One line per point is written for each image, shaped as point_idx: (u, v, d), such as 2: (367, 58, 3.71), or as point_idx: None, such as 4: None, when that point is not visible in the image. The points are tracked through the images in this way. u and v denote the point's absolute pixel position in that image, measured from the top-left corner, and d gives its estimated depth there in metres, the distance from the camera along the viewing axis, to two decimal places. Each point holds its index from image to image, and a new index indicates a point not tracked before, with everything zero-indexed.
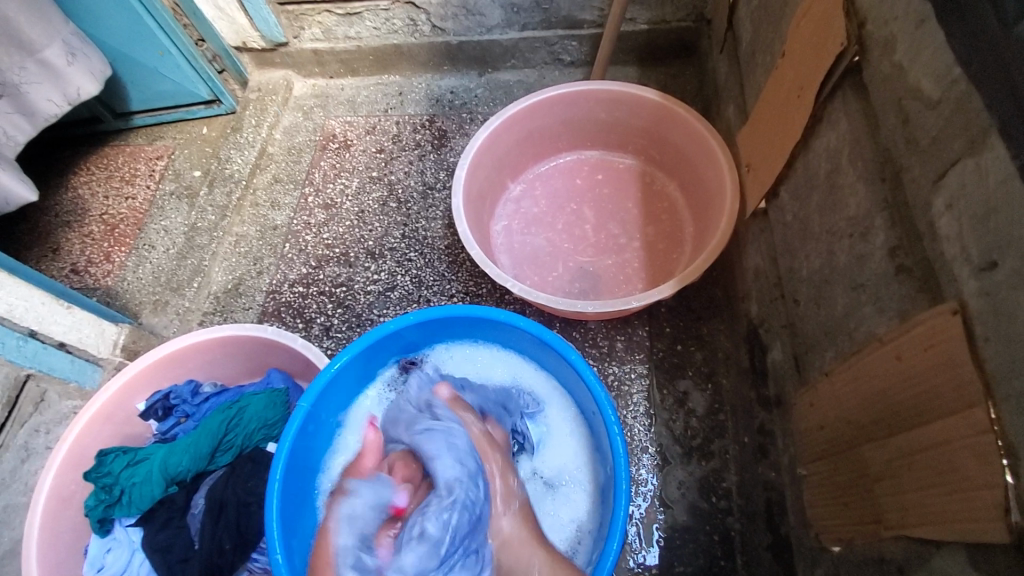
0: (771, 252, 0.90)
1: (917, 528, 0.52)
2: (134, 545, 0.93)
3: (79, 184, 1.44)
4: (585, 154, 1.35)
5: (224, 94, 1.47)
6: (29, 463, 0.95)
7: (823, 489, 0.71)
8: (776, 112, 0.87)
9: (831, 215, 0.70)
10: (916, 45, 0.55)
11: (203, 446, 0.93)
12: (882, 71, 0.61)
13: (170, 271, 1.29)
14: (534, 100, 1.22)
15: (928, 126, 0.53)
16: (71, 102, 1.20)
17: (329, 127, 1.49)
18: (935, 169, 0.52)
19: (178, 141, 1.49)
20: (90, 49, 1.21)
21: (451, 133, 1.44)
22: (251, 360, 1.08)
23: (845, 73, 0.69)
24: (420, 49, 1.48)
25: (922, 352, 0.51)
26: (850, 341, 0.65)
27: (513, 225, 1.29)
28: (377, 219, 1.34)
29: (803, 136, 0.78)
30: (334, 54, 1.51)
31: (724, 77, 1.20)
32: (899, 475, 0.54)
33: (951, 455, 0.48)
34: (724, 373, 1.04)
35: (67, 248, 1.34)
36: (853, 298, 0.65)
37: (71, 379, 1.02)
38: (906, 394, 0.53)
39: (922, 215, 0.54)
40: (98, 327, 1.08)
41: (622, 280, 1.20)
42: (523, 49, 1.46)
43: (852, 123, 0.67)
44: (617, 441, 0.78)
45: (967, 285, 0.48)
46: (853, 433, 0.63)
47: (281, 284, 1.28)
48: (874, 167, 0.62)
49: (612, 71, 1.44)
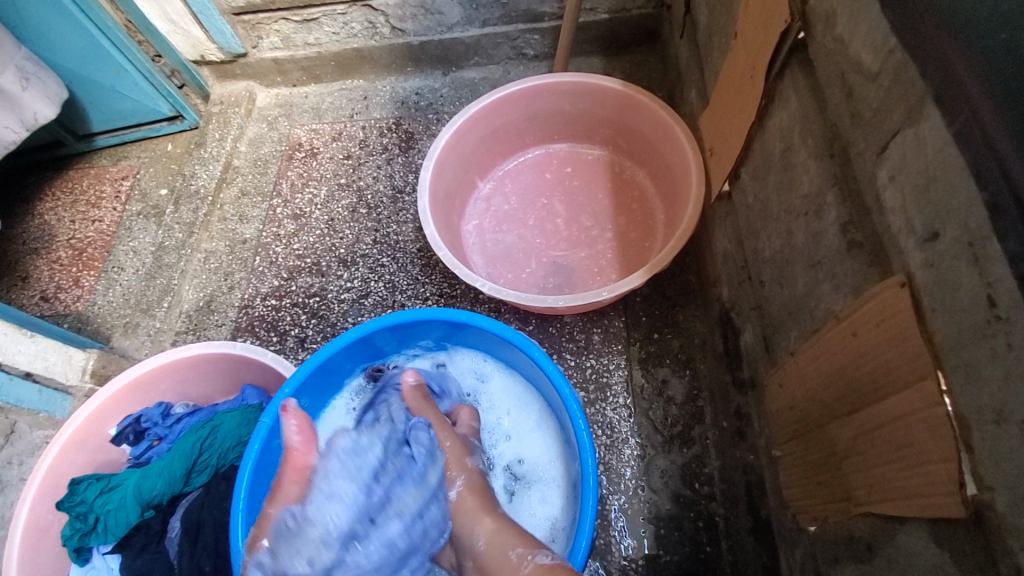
0: (737, 235, 0.90)
1: (883, 506, 0.51)
2: (114, 571, 0.91)
3: (44, 210, 1.42)
4: (553, 148, 1.34)
5: (186, 109, 1.45)
6: (3, 496, 0.93)
7: (797, 469, 0.70)
8: (732, 94, 0.87)
9: (787, 194, 0.70)
10: (854, 18, 0.55)
11: (178, 469, 0.92)
12: (825, 46, 0.60)
13: (140, 292, 1.27)
14: (497, 96, 1.20)
15: (870, 98, 0.53)
16: (29, 128, 1.17)
17: (295, 136, 1.48)
18: (878, 142, 0.52)
19: (143, 159, 1.47)
20: (44, 73, 1.18)
21: (418, 134, 1.43)
22: (224, 377, 1.06)
23: (792, 50, 0.68)
24: (381, 52, 1.46)
25: (876, 327, 0.51)
26: (811, 320, 0.65)
27: (484, 224, 1.28)
28: (348, 226, 1.33)
29: (757, 116, 0.77)
30: (295, 62, 1.49)
31: (685, 62, 1.20)
32: (864, 451, 0.54)
33: (908, 430, 0.47)
34: (700, 359, 1.04)
35: (35, 275, 1.32)
36: (812, 277, 0.64)
37: (40, 410, 1.00)
38: (865, 371, 0.53)
39: (869, 189, 0.53)
40: (66, 354, 1.06)
41: (595, 272, 1.19)
42: (485, 45, 1.45)
43: (801, 99, 0.66)
44: (584, 436, 0.78)
45: (913, 257, 0.47)
46: (820, 412, 0.63)
47: (253, 298, 1.27)
48: (823, 143, 0.61)
49: (576, 62, 1.43)
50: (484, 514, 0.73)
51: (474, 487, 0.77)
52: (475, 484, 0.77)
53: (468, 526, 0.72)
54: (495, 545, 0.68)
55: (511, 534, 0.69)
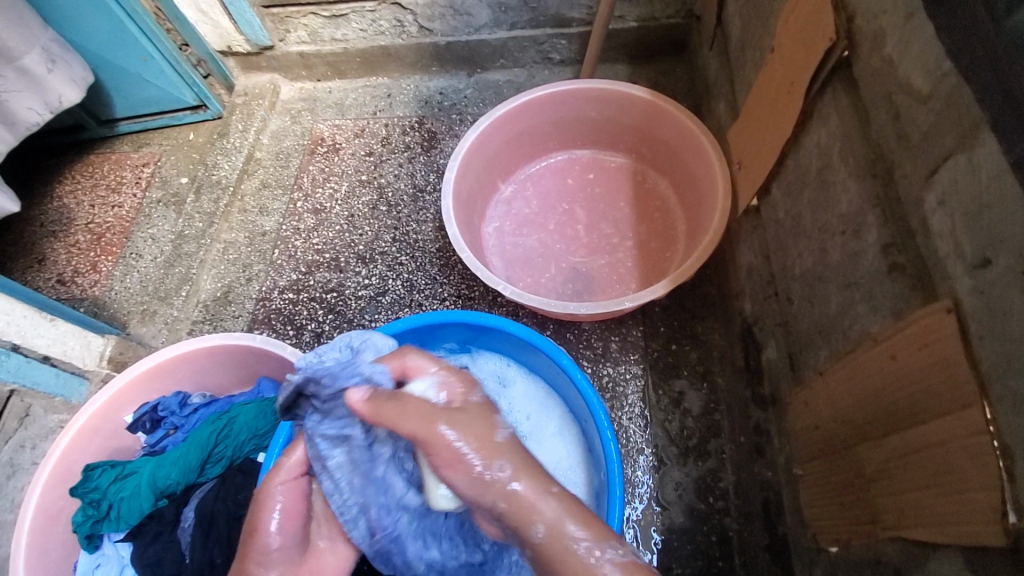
0: (764, 250, 0.89)
1: (914, 531, 0.51)
2: (124, 561, 0.91)
3: (64, 193, 1.42)
4: (576, 154, 1.34)
5: (211, 99, 1.46)
6: (14, 481, 0.93)
7: (820, 489, 0.69)
8: (766, 108, 0.87)
9: (823, 212, 0.70)
10: (905, 39, 0.55)
11: (192, 459, 0.92)
12: (871, 66, 0.60)
13: (158, 280, 1.27)
14: (524, 99, 1.20)
15: (919, 121, 0.53)
16: (53, 111, 1.17)
17: (317, 131, 1.48)
18: (927, 165, 0.52)
19: (164, 147, 1.47)
20: (71, 56, 1.19)
21: (440, 134, 1.43)
22: (240, 369, 1.06)
23: (835, 68, 0.68)
24: (407, 50, 1.46)
25: (917, 352, 0.50)
26: (844, 341, 0.64)
27: (505, 226, 1.28)
28: (367, 223, 1.33)
29: (793, 132, 0.77)
30: (320, 57, 1.49)
31: (714, 74, 1.19)
32: (896, 475, 0.54)
33: (948, 456, 0.47)
34: (719, 372, 1.03)
35: (53, 258, 1.32)
36: (847, 297, 0.64)
37: (56, 394, 1.00)
38: (902, 395, 0.52)
39: (915, 212, 0.53)
40: (84, 339, 1.06)
41: (615, 280, 1.19)
42: (511, 48, 1.45)
43: (842, 118, 0.66)
44: (610, 446, 0.78)
45: (962, 283, 0.47)
46: (848, 433, 0.62)
47: (271, 290, 1.27)
48: (865, 164, 0.61)
49: (601, 69, 1.43)
50: (546, 495, 0.53)
51: (520, 464, 0.55)
52: (521, 466, 0.54)
53: (525, 521, 0.52)
54: (556, 536, 0.51)
55: (571, 522, 0.52)
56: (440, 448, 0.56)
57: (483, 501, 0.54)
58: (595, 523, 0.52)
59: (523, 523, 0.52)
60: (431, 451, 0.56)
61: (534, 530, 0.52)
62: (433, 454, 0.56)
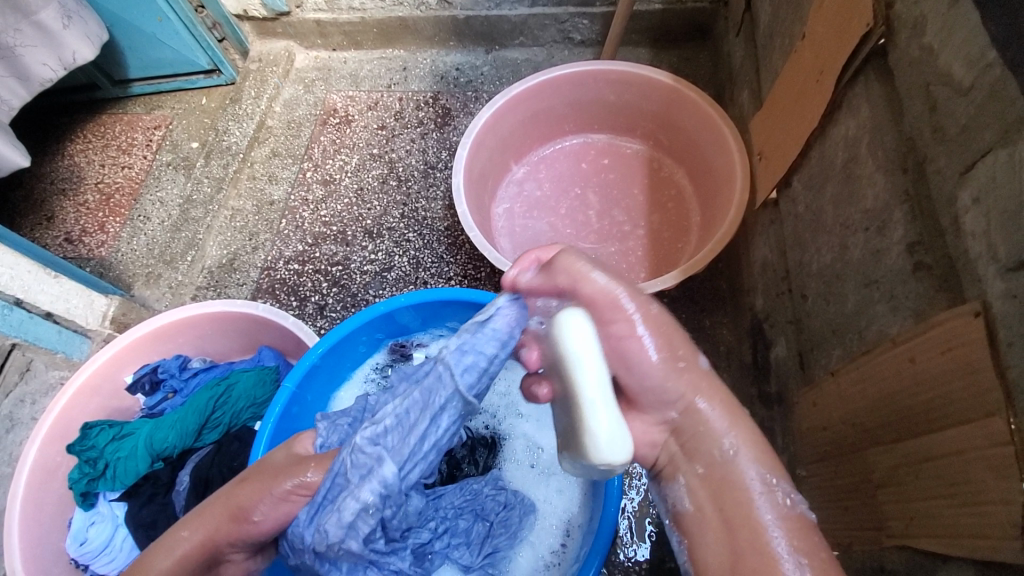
0: (780, 245, 0.86)
1: (922, 540, 0.50)
2: (118, 520, 0.91)
3: (74, 152, 1.41)
4: (592, 138, 1.31)
5: (224, 63, 1.43)
6: (13, 435, 0.94)
7: (823, 491, 0.68)
8: (791, 97, 0.83)
9: (846, 207, 0.67)
10: (948, 27, 0.52)
11: (190, 424, 0.92)
12: (909, 55, 0.57)
13: (165, 243, 1.26)
14: (542, 78, 1.17)
15: (958, 114, 0.50)
16: (66, 68, 1.16)
17: (330, 101, 1.45)
18: (962, 162, 0.50)
19: (176, 111, 1.46)
20: (87, 11, 1.15)
21: (455, 111, 1.40)
22: (241, 336, 1.05)
23: (870, 56, 0.64)
24: (425, 23, 1.43)
25: (938, 356, 0.48)
26: (860, 342, 0.62)
27: (515, 208, 1.26)
28: (376, 197, 1.31)
29: (819, 122, 0.74)
30: (337, 26, 1.46)
31: (739, 61, 1.16)
32: (905, 482, 0.52)
33: (965, 466, 0.45)
34: (725, 367, 1.01)
35: (61, 216, 1.31)
36: (867, 297, 0.62)
37: (58, 350, 1.00)
38: (919, 401, 0.51)
39: (946, 210, 0.51)
40: (88, 297, 1.05)
41: (624, 269, 1.16)
42: (532, 26, 1.41)
43: (872, 109, 0.63)
44: None
45: (993, 286, 0.45)
46: (858, 436, 0.60)
47: (276, 260, 1.26)
48: (895, 158, 0.58)
49: (622, 52, 1.39)
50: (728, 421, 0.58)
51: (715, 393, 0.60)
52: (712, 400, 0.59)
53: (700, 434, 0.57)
54: (731, 477, 0.55)
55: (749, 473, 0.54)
56: (623, 320, 0.59)
57: (669, 392, 0.58)
58: (771, 464, 0.56)
59: (700, 435, 0.57)
60: (614, 317, 0.59)
61: (720, 448, 0.56)
62: (614, 321, 0.59)
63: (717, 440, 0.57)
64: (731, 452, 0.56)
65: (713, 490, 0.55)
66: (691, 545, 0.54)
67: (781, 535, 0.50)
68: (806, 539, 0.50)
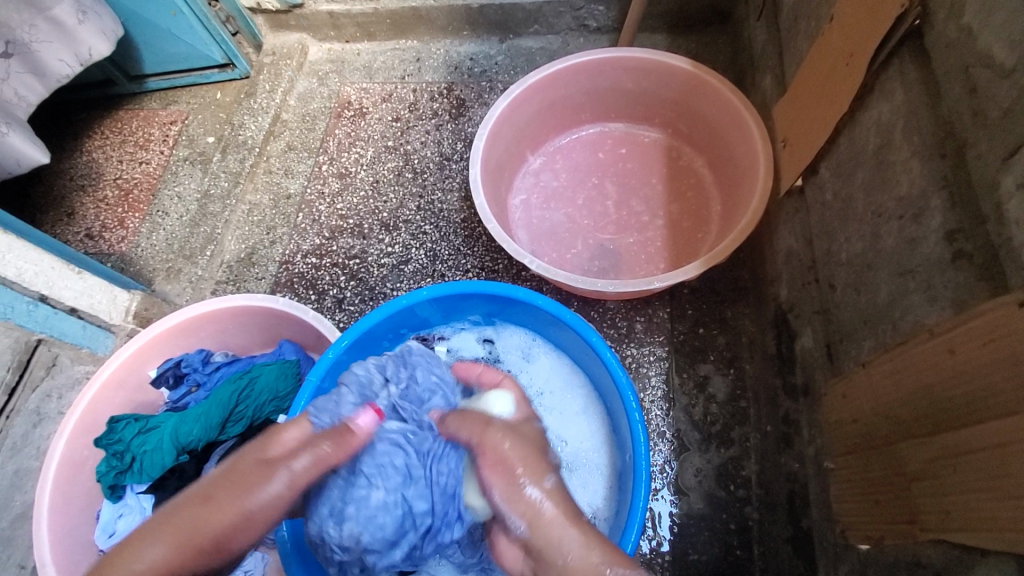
0: (806, 234, 0.85)
1: (959, 534, 0.49)
2: (146, 511, 0.93)
3: (93, 148, 1.42)
4: (609, 127, 1.29)
5: (238, 57, 1.43)
6: (41, 428, 0.94)
7: (851, 484, 0.67)
8: (818, 82, 0.81)
9: (878, 194, 0.65)
10: (992, 4, 0.50)
11: (214, 417, 0.92)
12: (948, 36, 0.56)
13: (184, 238, 1.27)
14: (558, 67, 1.15)
15: (1001, 96, 0.49)
16: (82, 63, 1.16)
17: (344, 94, 1.45)
18: (1006, 146, 0.48)
19: (192, 105, 1.46)
20: (102, 7, 1.16)
21: (470, 102, 1.39)
22: (262, 331, 1.06)
23: (904, 38, 0.62)
24: (439, 12, 1.41)
25: (980, 347, 0.47)
26: (893, 333, 0.61)
27: (532, 199, 1.25)
28: (392, 189, 1.30)
29: (850, 106, 0.72)
30: (350, 17, 1.45)
31: (761, 45, 1.13)
32: (941, 476, 0.51)
33: (1008, 461, 0.44)
34: (747, 359, 1.00)
35: (82, 212, 1.33)
36: (901, 286, 0.61)
37: (83, 345, 1.01)
38: (958, 394, 0.50)
39: (988, 197, 0.50)
40: (110, 293, 1.06)
41: (643, 260, 1.15)
42: (547, 13, 1.39)
43: (907, 93, 0.61)
44: (637, 428, 0.76)
45: None
46: (890, 429, 0.59)
47: (294, 254, 1.26)
48: (931, 143, 0.57)
49: (640, 38, 1.36)
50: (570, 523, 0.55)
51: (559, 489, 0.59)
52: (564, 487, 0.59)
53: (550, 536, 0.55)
54: (583, 566, 0.53)
55: (595, 551, 0.53)
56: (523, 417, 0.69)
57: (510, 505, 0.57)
58: (618, 557, 0.54)
59: (546, 543, 0.55)
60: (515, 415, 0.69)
61: (560, 555, 0.54)
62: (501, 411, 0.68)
63: (557, 546, 0.55)
64: (572, 549, 0.54)
65: None
66: None
67: None
68: None
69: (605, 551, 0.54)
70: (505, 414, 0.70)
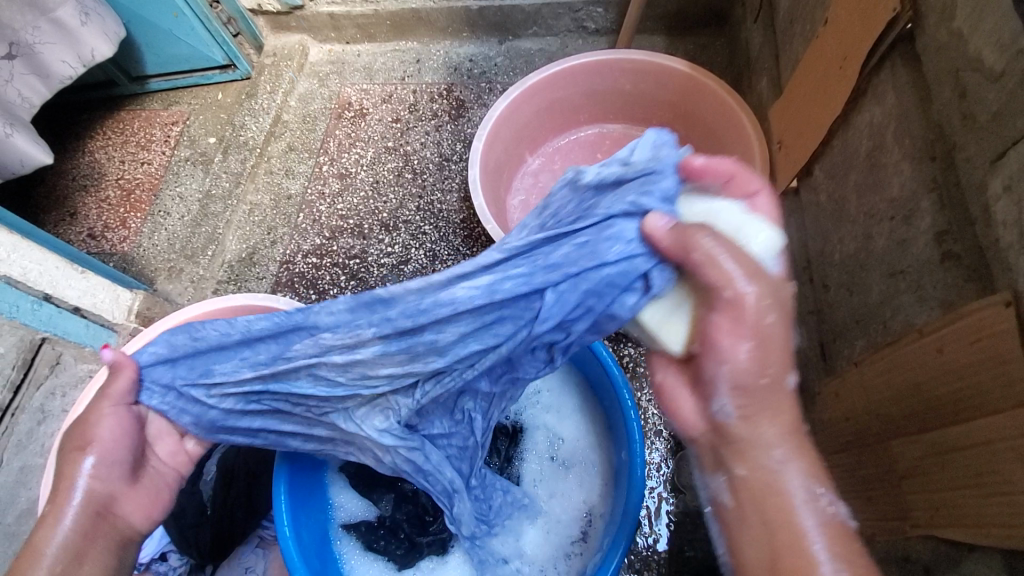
0: (801, 235, 0.86)
1: (947, 530, 0.50)
2: None
3: (95, 148, 1.43)
4: (608, 127, 1.30)
5: (239, 58, 1.44)
6: (45, 425, 0.94)
7: (843, 481, 0.68)
8: (813, 84, 0.82)
9: (870, 196, 0.66)
10: (980, 10, 0.51)
11: None
12: (937, 41, 0.57)
13: (186, 238, 1.28)
14: (556, 68, 1.16)
15: (988, 100, 0.50)
16: (85, 65, 1.17)
17: (345, 95, 1.46)
18: (993, 149, 0.49)
19: (193, 106, 1.47)
20: (104, 10, 1.17)
21: (469, 103, 1.40)
22: None
23: (896, 42, 0.63)
24: (438, 14, 1.43)
25: (967, 347, 0.48)
26: (884, 333, 0.62)
27: (531, 200, 1.26)
28: (392, 190, 1.31)
29: (843, 109, 0.73)
30: (351, 19, 1.46)
31: (758, 47, 1.14)
32: (930, 473, 0.52)
33: (993, 458, 0.45)
34: None
35: (84, 212, 1.34)
36: (891, 287, 0.62)
37: (86, 343, 1.01)
38: (945, 393, 0.51)
39: (976, 199, 0.51)
40: (114, 292, 1.07)
41: None
42: (545, 15, 1.40)
43: (898, 97, 0.62)
44: (634, 426, 0.77)
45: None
46: (880, 426, 0.60)
47: (295, 254, 1.27)
48: (921, 146, 0.58)
49: (638, 39, 1.37)
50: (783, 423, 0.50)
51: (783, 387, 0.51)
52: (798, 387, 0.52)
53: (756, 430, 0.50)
54: (778, 479, 0.49)
55: (797, 473, 0.49)
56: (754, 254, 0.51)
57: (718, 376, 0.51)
58: (814, 472, 0.50)
59: (750, 441, 0.50)
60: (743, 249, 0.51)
61: (768, 453, 0.50)
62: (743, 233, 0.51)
63: (765, 445, 0.50)
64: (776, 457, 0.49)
65: (754, 495, 0.49)
66: (727, 543, 0.51)
67: (819, 547, 0.46)
68: (847, 553, 0.45)
69: (807, 470, 0.49)
70: (766, 257, 0.50)
